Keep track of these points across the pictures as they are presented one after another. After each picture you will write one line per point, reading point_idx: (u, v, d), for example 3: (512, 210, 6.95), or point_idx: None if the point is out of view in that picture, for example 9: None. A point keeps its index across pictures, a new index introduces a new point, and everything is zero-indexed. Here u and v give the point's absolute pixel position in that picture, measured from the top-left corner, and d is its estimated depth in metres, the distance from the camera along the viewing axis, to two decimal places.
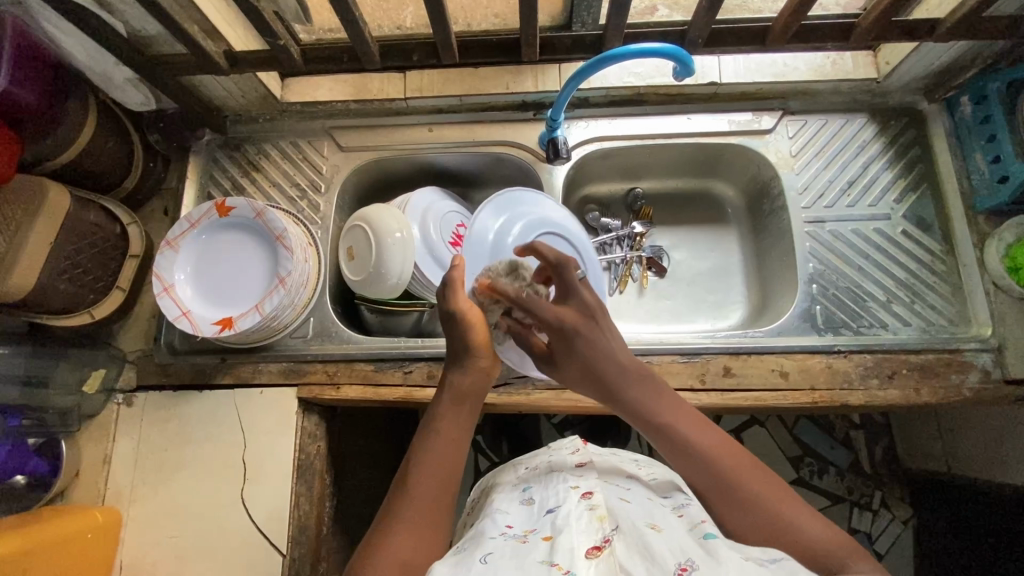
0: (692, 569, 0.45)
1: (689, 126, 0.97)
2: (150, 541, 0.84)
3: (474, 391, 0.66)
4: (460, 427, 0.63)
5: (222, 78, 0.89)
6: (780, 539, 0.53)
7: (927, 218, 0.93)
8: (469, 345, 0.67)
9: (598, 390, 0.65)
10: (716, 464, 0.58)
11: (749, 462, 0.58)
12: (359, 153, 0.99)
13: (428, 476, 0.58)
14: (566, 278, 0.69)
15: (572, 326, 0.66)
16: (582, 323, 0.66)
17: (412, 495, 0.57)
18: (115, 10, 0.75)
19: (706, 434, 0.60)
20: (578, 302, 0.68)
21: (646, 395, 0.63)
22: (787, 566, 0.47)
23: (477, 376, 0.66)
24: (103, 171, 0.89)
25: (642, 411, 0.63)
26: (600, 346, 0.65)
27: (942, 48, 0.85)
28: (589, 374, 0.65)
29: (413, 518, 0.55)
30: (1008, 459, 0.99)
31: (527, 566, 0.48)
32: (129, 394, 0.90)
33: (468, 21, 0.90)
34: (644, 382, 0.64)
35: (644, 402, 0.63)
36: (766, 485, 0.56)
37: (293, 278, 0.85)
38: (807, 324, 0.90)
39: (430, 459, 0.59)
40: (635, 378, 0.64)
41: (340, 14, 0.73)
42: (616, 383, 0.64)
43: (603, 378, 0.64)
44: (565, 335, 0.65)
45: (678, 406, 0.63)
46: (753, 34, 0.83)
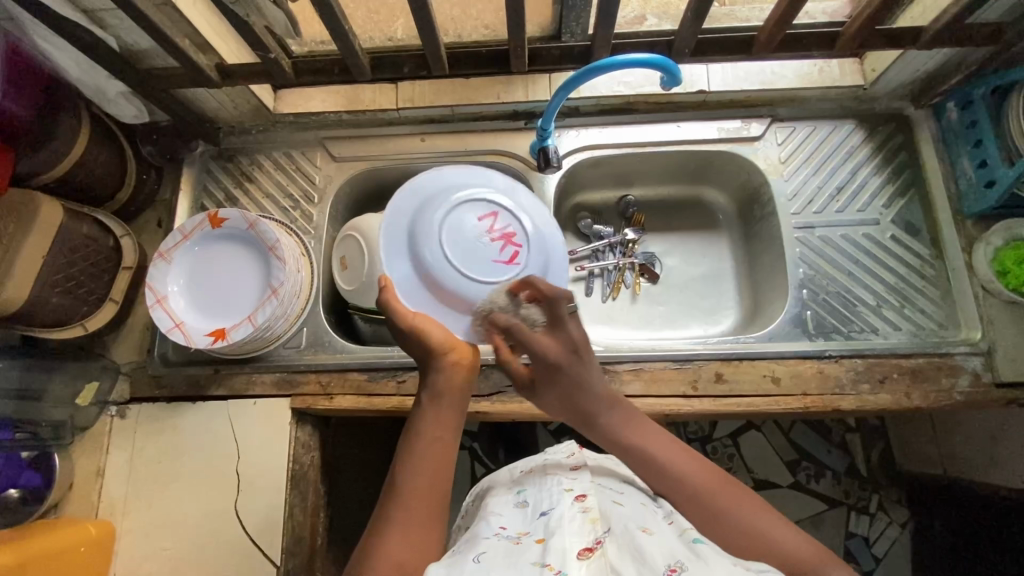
0: (682, 570, 0.46)
1: (679, 134, 0.98)
2: (144, 553, 0.84)
3: (454, 390, 0.65)
4: (446, 427, 0.62)
5: (215, 91, 0.90)
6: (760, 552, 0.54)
7: (915, 223, 0.94)
8: (433, 349, 0.67)
9: (578, 416, 0.67)
10: (691, 483, 0.59)
11: (720, 477, 0.60)
12: (352, 164, 1.00)
13: (417, 482, 0.58)
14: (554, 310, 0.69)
15: (552, 360, 0.68)
16: (563, 359, 0.68)
17: (403, 499, 0.56)
18: (107, 25, 0.75)
19: (676, 452, 0.62)
20: (564, 336, 0.69)
21: (618, 419, 0.65)
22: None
23: (450, 373, 0.65)
24: (97, 184, 0.89)
25: (617, 436, 0.64)
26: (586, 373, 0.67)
27: (927, 55, 0.86)
28: (568, 403, 0.68)
29: (404, 527, 0.54)
30: (1002, 461, 0.99)
31: (519, 566, 0.48)
32: (122, 406, 0.90)
33: (459, 31, 0.91)
34: (623, 415, 0.66)
35: (617, 426, 0.65)
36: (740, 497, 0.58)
37: (286, 288, 0.85)
38: (799, 329, 0.90)
39: (420, 461, 0.59)
40: (613, 411, 0.66)
41: (330, 28, 0.74)
42: (594, 413, 0.66)
43: (580, 407, 0.67)
44: (549, 366, 0.68)
45: (662, 442, 0.63)
46: (740, 44, 0.84)
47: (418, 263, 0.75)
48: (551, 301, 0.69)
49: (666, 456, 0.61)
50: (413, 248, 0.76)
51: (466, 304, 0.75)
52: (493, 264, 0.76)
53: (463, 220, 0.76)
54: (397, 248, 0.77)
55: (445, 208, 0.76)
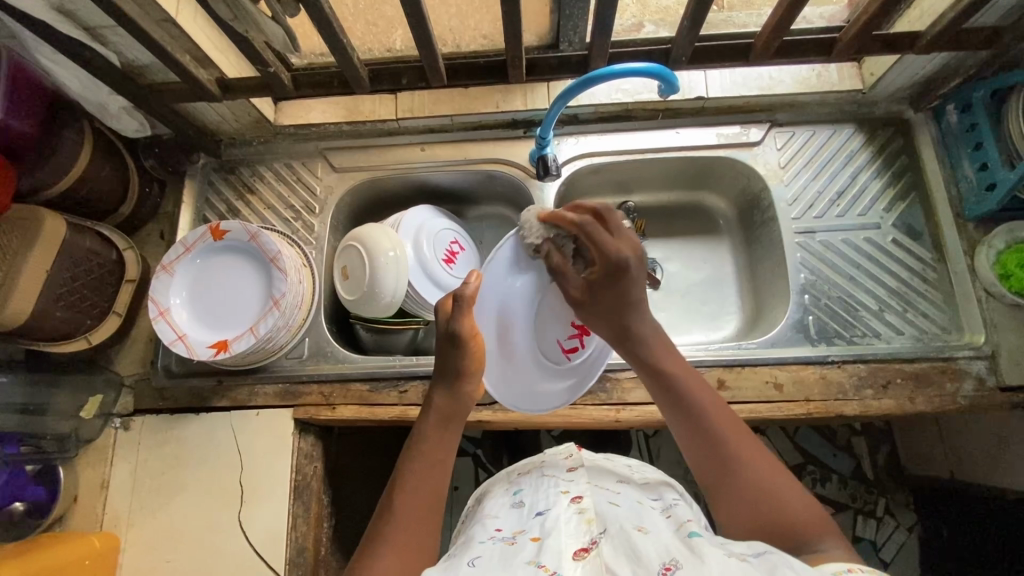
0: (676, 566, 0.46)
1: (678, 141, 0.98)
2: (147, 565, 0.84)
3: (455, 412, 0.67)
4: (444, 448, 0.63)
5: (217, 104, 0.91)
6: (761, 510, 0.56)
7: (916, 226, 0.93)
8: (462, 370, 0.67)
9: (617, 335, 0.70)
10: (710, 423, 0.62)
11: (739, 428, 0.62)
12: (352, 173, 1.01)
13: (414, 496, 0.59)
14: (613, 220, 0.72)
15: (625, 262, 0.69)
16: (633, 260, 0.70)
17: (396, 515, 0.57)
18: (108, 42, 0.76)
19: (704, 392, 0.64)
20: (628, 243, 0.71)
21: (659, 348, 0.68)
22: (769, 557, 0.47)
23: (461, 399, 0.67)
24: (100, 198, 0.90)
25: (655, 362, 0.67)
26: (637, 294, 0.69)
27: (926, 59, 0.86)
28: (615, 316, 0.69)
29: (400, 540, 0.55)
30: (1008, 465, 0.99)
31: (513, 566, 0.49)
32: (126, 419, 0.90)
33: (457, 42, 0.91)
34: (663, 349, 0.68)
35: (661, 356, 0.67)
36: (754, 453, 0.60)
37: (287, 299, 0.86)
38: (800, 334, 0.90)
39: (415, 478, 0.60)
40: (656, 340, 0.68)
41: (328, 41, 0.74)
42: (640, 339, 0.68)
43: (628, 323, 0.69)
44: (615, 271, 0.69)
45: (699, 387, 0.65)
46: (737, 51, 0.84)
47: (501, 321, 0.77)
48: (606, 213, 0.72)
49: (696, 392, 0.64)
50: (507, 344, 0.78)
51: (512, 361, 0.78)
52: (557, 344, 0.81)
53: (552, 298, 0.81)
54: (494, 291, 0.77)
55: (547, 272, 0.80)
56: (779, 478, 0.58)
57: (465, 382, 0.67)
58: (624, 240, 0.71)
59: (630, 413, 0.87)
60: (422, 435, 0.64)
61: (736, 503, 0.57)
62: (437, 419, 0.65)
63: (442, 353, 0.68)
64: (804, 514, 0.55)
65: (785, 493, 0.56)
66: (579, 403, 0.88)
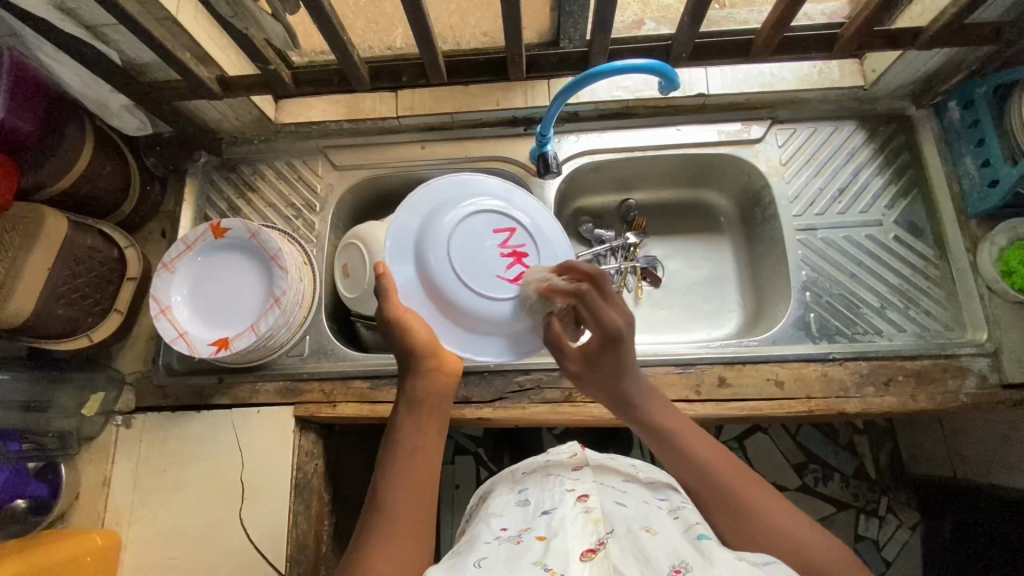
0: (686, 570, 0.47)
1: (678, 138, 0.98)
2: (149, 562, 0.84)
3: (431, 397, 0.67)
4: (423, 438, 0.63)
5: (218, 103, 0.91)
6: (778, 554, 0.55)
7: (918, 223, 0.93)
8: (412, 348, 0.69)
9: (615, 399, 0.69)
10: (713, 476, 0.61)
11: (743, 473, 0.61)
12: (353, 171, 1.01)
13: (403, 486, 0.59)
14: (605, 287, 0.68)
15: (618, 334, 0.66)
16: (625, 330, 0.66)
17: (382, 509, 0.57)
18: (110, 40, 0.76)
19: (704, 444, 0.64)
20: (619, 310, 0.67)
21: (653, 404, 0.68)
22: (779, 568, 0.48)
23: (428, 380, 0.67)
24: (101, 196, 0.90)
25: (650, 418, 0.67)
26: (630, 359, 0.68)
27: (927, 55, 0.85)
28: (615, 384, 0.68)
29: (391, 532, 0.55)
30: (1012, 463, 0.98)
31: (521, 566, 0.49)
32: (128, 416, 0.91)
33: (458, 39, 0.91)
34: (655, 401, 0.68)
35: (654, 413, 0.67)
36: (761, 493, 0.59)
37: (287, 297, 0.86)
38: (801, 331, 0.90)
39: (399, 472, 0.60)
40: (649, 395, 0.68)
41: (328, 38, 0.74)
42: (636, 398, 0.68)
43: (624, 388, 0.68)
44: (610, 340, 0.67)
45: (695, 435, 0.65)
46: (738, 47, 0.84)
47: (424, 258, 0.76)
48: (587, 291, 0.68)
49: (695, 446, 0.63)
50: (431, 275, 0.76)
51: (433, 289, 0.76)
52: (501, 280, 0.77)
53: (482, 231, 0.79)
54: (414, 229, 0.78)
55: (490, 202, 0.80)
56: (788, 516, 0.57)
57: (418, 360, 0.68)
58: (616, 307, 0.67)
59: None
60: (402, 427, 0.65)
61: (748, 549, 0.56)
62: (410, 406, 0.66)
63: (390, 342, 0.71)
64: (819, 552, 0.54)
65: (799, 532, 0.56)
66: (580, 400, 0.88)
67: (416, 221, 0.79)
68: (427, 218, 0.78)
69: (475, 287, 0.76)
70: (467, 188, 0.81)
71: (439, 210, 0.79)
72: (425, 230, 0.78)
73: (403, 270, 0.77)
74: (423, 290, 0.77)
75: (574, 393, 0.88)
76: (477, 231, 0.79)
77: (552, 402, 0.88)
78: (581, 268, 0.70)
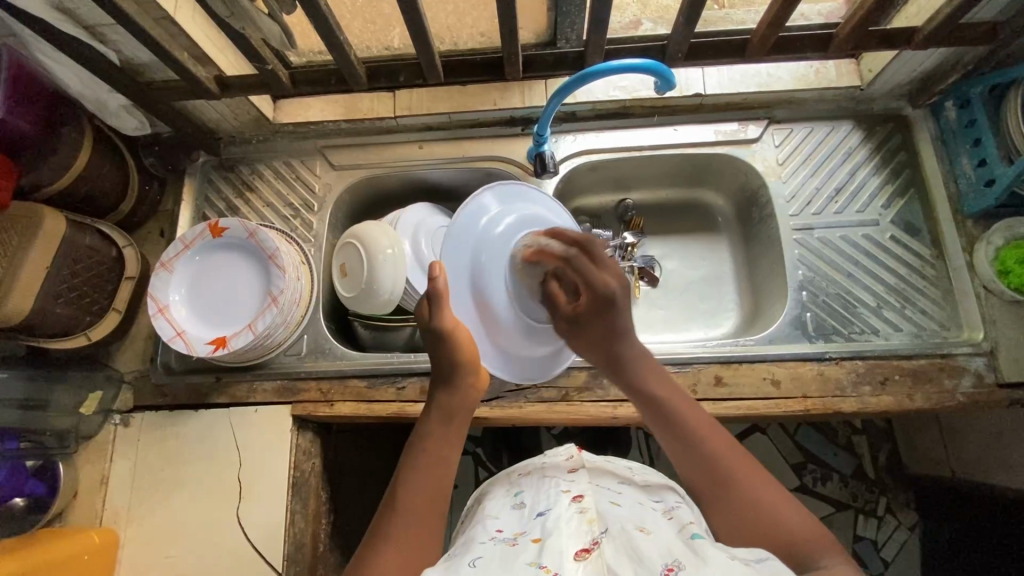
0: (679, 569, 0.47)
1: (675, 138, 0.98)
2: (146, 560, 0.84)
3: (462, 409, 0.67)
4: (447, 445, 0.64)
5: (216, 103, 0.91)
6: (754, 530, 0.56)
7: (915, 223, 0.93)
8: (457, 363, 0.68)
9: (608, 362, 0.71)
10: (700, 445, 0.62)
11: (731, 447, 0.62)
12: (351, 171, 1.01)
13: (416, 491, 0.59)
14: (597, 252, 0.72)
15: (612, 293, 0.70)
16: (619, 289, 0.70)
17: (393, 509, 0.58)
18: (107, 40, 0.77)
19: (694, 411, 0.65)
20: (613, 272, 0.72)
21: (645, 370, 0.69)
22: (772, 565, 0.47)
23: (466, 396, 0.68)
24: (100, 195, 0.91)
25: (641, 386, 0.68)
26: (625, 323, 0.70)
27: (923, 54, 0.86)
28: (607, 347, 0.71)
29: (399, 535, 0.56)
30: (1009, 463, 0.98)
31: (514, 567, 0.49)
32: (125, 415, 0.91)
33: (455, 39, 0.91)
34: (646, 365, 0.70)
35: (645, 379, 0.69)
36: (745, 469, 0.60)
37: (285, 296, 0.86)
38: (798, 331, 0.90)
39: (416, 473, 0.61)
40: (640, 357, 0.70)
41: (325, 39, 0.74)
42: (626, 363, 0.70)
43: (616, 350, 0.70)
44: (602, 301, 0.70)
45: (684, 404, 0.66)
46: (734, 47, 0.84)
47: (478, 276, 0.79)
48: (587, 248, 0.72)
49: (685, 413, 0.65)
50: (480, 293, 0.79)
51: (482, 301, 0.79)
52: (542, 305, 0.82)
53: (530, 255, 0.83)
54: (468, 243, 0.80)
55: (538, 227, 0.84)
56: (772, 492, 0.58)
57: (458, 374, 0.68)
58: (609, 268, 0.72)
59: (627, 409, 0.87)
60: (427, 432, 0.65)
61: (728, 518, 0.57)
62: (438, 415, 0.66)
63: (434, 352, 0.70)
64: (801, 531, 0.55)
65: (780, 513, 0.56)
66: (576, 399, 0.88)
67: (469, 235, 0.81)
68: (480, 233, 0.81)
69: (519, 305, 0.80)
70: (515, 205, 0.84)
71: (494, 224, 0.82)
72: (478, 246, 0.80)
73: (456, 278, 0.79)
74: (472, 300, 0.79)
75: (571, 392, 0.88)
76: (524, 254, 0.82)
77: (549, 401, 0.88)
78: (574, 235, 0.74)
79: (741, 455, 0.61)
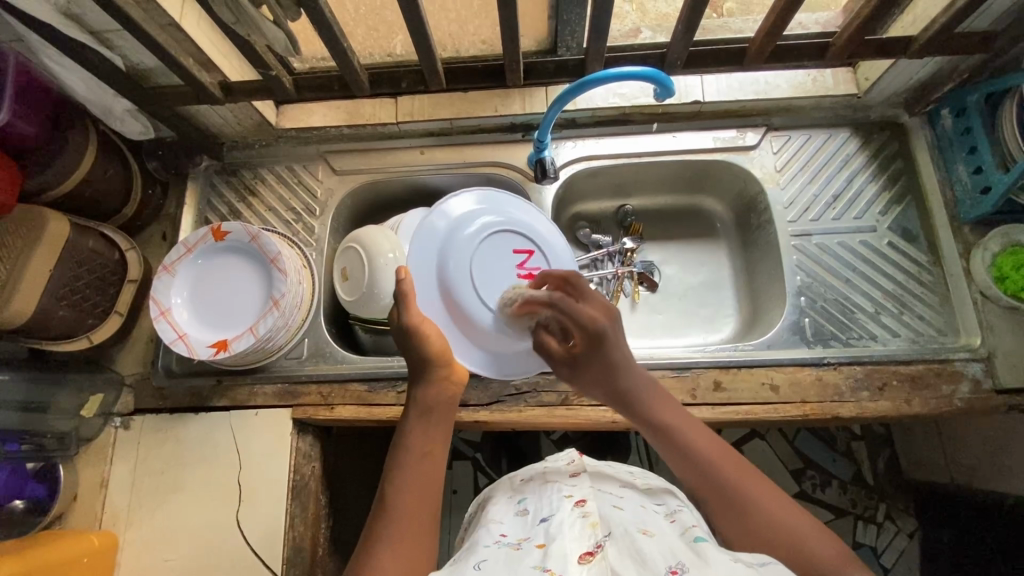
0: (682, 571, 0.47)
1: (675, 144, 0.99)
2: (145, 563, 0.84)
3: (440, 404, 0.68)
4: (429, 442, 0.64)
5: (219, 107, 0.92)
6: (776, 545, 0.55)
7: (911, 229, 0.94)
8: (425, 358, 0.71)
9: (615, 396, 0.69)
10: (714, 471, 0.61)
11: (750, 474, 0.61)
12: (352, 176, 1.02)
13: (406, 494, 0.59)
14: (582, 287, 0.74)
15: (598, 329, 0.70)
16: (604, 323, 0.70)
17: (389, 513, 0.58)
18: (114, 45, 0.78)
19: (707, 441, 0.63)
20: (599, 305, 0.72)
21: (655, 403, 0.67)
22: (774, 568, 0.47)
23: (441, 389, 0.69)
24: (103, 199, 0.91)
25: (652, 417, 0.66)
26: (618, 355, 0.69)
27: (918, 64, 0.87)
28: (609, 381, 0.69)
29: (395, 537, 0.56)
30: (1008, 469, 0.99)
31: (519, 570, 0.50)
32: (126, 418, 0.91)
33: (457, 47, 0.92)
34: (656, 395, 0.68)
35: (657, 411, 0.66)
36: (766, 492, 0.59)
37: (287, 299, 0.87)
38: (797, 336, 0.90)
39: (409, 473, 0.61)
40: (650, 389, 0.68)
41: (329, 45, 0.75)
42: (634, 395, 0.68)
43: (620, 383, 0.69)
44: (594, 338, 0.70)
45: (696, 430, 0.64)
46: (733, 55, 0.85)
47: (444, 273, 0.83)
48: (572, 281, 0.75)
49: (697, 441, 0.63)
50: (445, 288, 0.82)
51: (450, 299, 0.82)
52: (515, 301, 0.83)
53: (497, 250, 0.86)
54: (433, 241, 0.85)
55: (504, 225, 0.87)
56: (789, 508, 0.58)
57: (431, 368, 0.70)
58: (594, 304, 0.72)
59: None
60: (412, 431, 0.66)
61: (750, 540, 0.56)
62: (419, 412, 0.67)
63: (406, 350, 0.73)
64: (828, 555, 0.54)
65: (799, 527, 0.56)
66: (576, 404, 0.88)
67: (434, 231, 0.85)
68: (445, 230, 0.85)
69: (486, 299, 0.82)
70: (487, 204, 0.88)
71: (460, 226, 0.86)
72: (445, 244, 0.84)
73: (426, 282, 0.83)
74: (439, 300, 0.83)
75: (571, 396, 0.89)
76: (490, 249, 0.85)
77: (549, 405, 0.89)
78: (557, 275, 0.77)
79: (757, 477, 0.61)
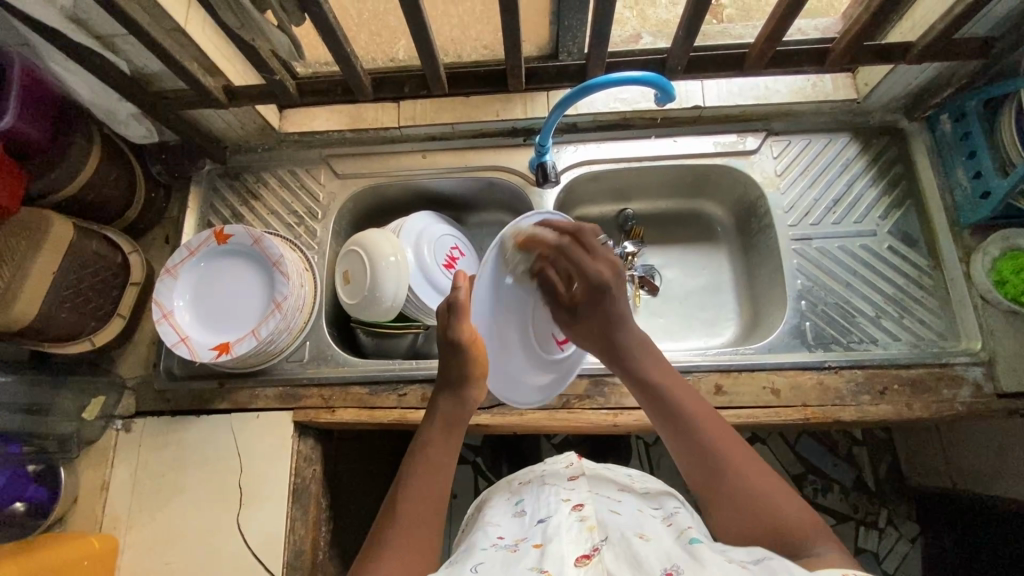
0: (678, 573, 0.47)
1: (675, 149, 1.00)
2: (145, 566, 0.84)
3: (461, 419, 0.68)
4: (447, 452, 0.64)
5: (222, 111, 0.92)
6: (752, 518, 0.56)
7: (911, 233, 0.94)
8: (467, 376, 0.69)
9: (607, 348, 0.74)
10: (694, 432, 0.63)
11: (733, 440, 0.62)
12: (354, 180, 1.02)
13: (413, 503, 0.59)
14: (592, 244, 0.76)
15: (606, 285, 0.75)
16: (612, 281, 0.75)
17: (397, 517, 0.58)
18: (120, 50, 0.78)
19: (691, 400, 0.66)
20: (609, 262, 0.76)
21: (644, 357, 0.72)
22: (770, 565, 0.47)
23: (466, 407, 0.69)
24: (107, 203, 0.92)
25: (639, 372, 0.70)
26: (619, 311, 0.74)
27: (917, 69, 0.87)
28: (605, 333, 0.74)
29: (401, 546, 0.56)
30: (1010, 474, 0.99)
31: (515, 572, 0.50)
32: (127, 420, 0.91)
33: (459, 52, 0.93)
34: (646, 354, 0.72)
35: (645, 366, 0.71)
36: (741, 457, 0.61)
37: (288, 302, 0.86)
38: (798, 340, 0.91)
39: (420, 480, 0.61)
40: (641, 347, 0.72)
41: (332, 50, 0.76)
42: (623, 344, 0.73)
43: (614, 338, 0.73)
44: (598, 292, 0.75)
45: (682, 389, 0.68)
46: (733, 60, 0.86)
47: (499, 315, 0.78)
48: (580, 237, 0.76)
49: (683, 404, 0.66)
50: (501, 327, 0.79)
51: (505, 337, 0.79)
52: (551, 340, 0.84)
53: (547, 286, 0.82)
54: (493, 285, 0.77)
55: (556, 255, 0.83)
56: (775, 486, 0.58)
57: (469, 386, 0.69)
58: (605, 260, 0.76)
59: (628, 417, 0.87)
60: (427, 442, 0.65)
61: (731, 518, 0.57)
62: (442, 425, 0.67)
63: (446, 359, 0.71)
64: (792, 517, 0.55)
65: (778, 503, 0.57)
66: (577, 407, 0.88)
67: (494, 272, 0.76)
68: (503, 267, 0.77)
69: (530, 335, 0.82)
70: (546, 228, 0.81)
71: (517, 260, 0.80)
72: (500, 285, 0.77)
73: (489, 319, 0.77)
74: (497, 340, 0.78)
75: (572, 400, 0.89)
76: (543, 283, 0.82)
77: (550, 408, 0.89)
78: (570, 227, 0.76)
79: (739, 445, 0.62)
